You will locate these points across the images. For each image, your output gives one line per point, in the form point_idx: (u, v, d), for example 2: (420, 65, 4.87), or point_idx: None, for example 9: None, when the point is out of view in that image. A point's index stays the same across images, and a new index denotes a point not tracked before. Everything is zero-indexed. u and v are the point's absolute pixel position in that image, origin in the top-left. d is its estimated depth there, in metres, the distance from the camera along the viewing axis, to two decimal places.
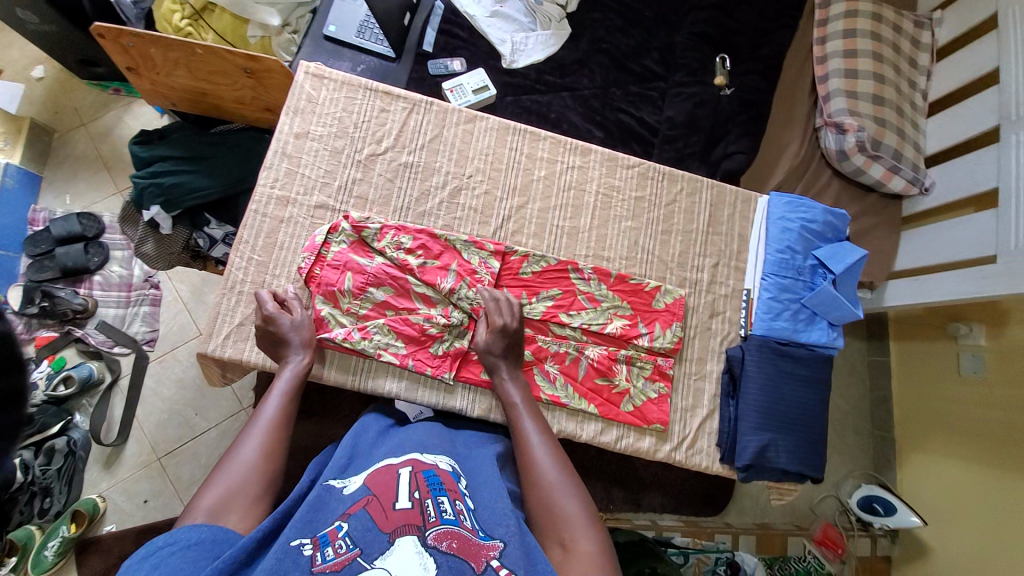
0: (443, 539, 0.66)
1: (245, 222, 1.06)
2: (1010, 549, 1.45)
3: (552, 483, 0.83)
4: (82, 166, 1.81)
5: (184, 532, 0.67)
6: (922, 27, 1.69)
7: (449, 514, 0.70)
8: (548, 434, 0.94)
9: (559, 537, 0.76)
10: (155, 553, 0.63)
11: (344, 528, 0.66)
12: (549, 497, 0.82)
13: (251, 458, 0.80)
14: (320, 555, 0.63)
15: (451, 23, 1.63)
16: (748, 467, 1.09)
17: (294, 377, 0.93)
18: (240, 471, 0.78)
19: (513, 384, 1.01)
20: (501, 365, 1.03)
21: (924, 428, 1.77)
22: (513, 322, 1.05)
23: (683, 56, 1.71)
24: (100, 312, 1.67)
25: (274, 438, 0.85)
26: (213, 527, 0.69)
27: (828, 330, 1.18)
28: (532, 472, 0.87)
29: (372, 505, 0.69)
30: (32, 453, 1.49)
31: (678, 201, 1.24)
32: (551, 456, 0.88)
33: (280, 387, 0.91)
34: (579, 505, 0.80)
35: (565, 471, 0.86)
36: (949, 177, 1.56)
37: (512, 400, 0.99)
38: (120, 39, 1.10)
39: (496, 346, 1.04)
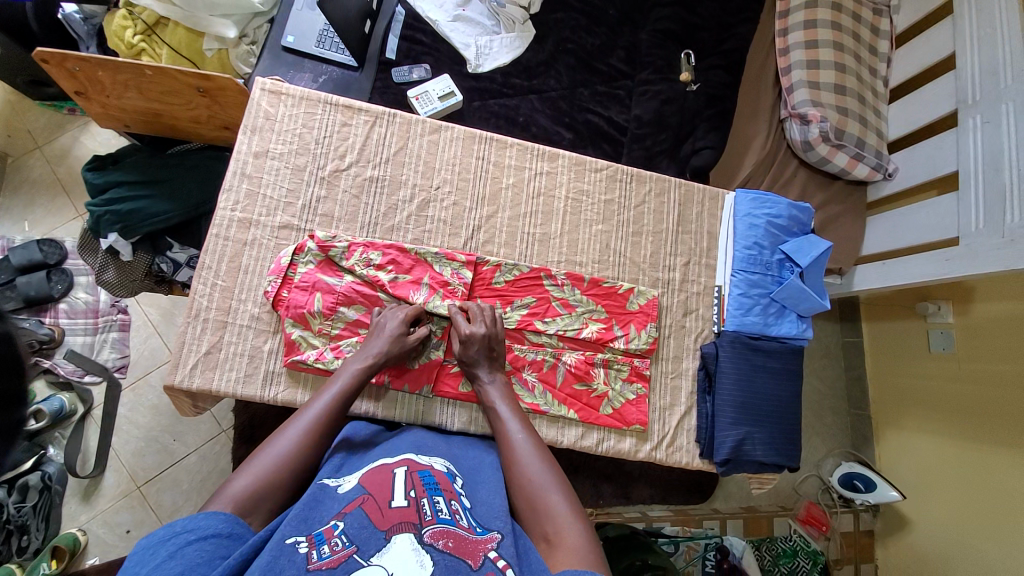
0: (440, 537, 0.66)
1: (206, 247, 1.04)
2: (985, 514, 1.50)
3: (536, 481, 0.83)
4: (39, 190, 1.75)
5: (202, 520, 0.67)
6: (880, 15, 1.72)
7: (445, 513, 0.71)
8: (532, 433, 0.94)
9: (543, 531, 0.76)
10: (173, 538, 0.63)
11: (339, 527, 0.67)
12: (533, 494, 0.81)
13: (287, 453, 0.80)
14: (315, 553, 0.63)
15: (413, 29, 1.61)
16: (726, 462, 1.11)
17: (348, 382, 0.92)
18: (274, 464, 0.78)
19: (495, 387, 1.01)
20: (481, 372, 1.03)
21: (899, 405, 1.82)
22: (485, 330, 1.03)
23: (648, 54, 1.71)
24: (67, 341, 1.61)
25: (317, 437, 0.84)
26: (229, 517, 0.69)
27: (798, 322, 1.20)
28: (516, 472, 0.86)
29: (367, 505, 0.70)
30: (5, 490, 1.44)
31: (647, 202, 1.24)
32: (535, 455, 0.88)
33: (333, 390, 0.91)
34: (563, 502, 0.79)
35: (549, 468, 0.86)
36: (910, 162, 1.59)
37: (495, 403, 0.99)
38: (64, 64, 1.06)
39: (471, 353, 1.03)
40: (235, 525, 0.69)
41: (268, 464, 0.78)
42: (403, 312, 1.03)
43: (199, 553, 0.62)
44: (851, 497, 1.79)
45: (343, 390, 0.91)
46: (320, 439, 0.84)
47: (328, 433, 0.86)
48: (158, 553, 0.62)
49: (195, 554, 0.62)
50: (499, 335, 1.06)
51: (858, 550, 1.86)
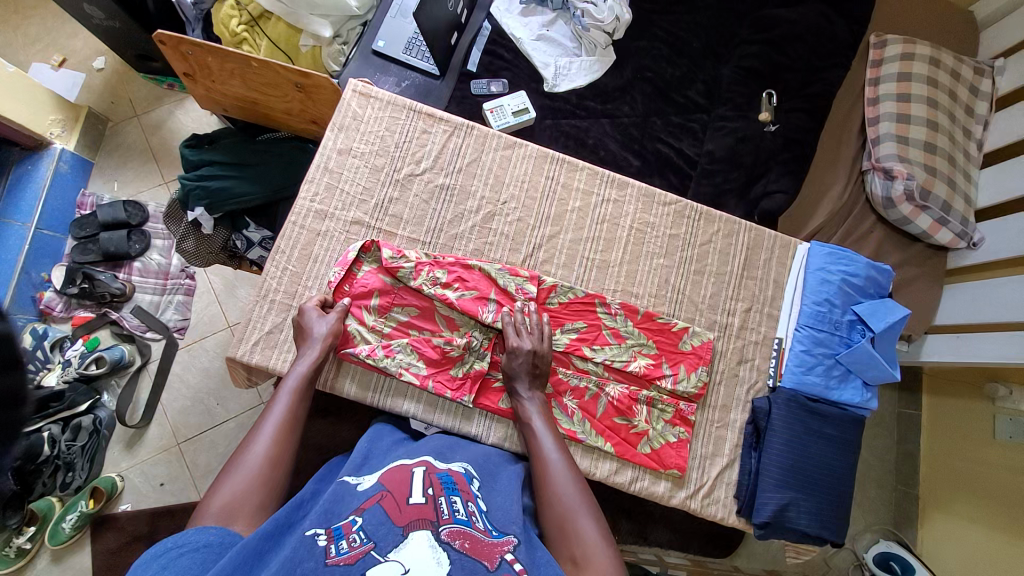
0: (456, 537, 0.67)
1: (283, 232, 1.09)
2: None
3: (567, 503, 0.83)
4: (132, 155, 1.88)
5: (193, 535, 0.68)
6: (982, 75, 1.63)
7: (461, 513, 0.72)
8: (564, 453, 0.94)
9: (570, 553, 0.77)
10: (164, 555, 0.64)
11: (358, 523, 0.67)
12: (564, 516, 0.81)
13: (261, 458, 0.81)
14: (334, 547, 0.64)
15: (497, 44, 1.64)
16: (766, 525, 1.06)
17: (303, 377, 0.94)
18: (251, 472, 0.79)
19: (533, 404, 1.01)
20: (521, 387, 1.02)
21: (951, 489, 1.69)
22: (532, 347, 1.03)
23: (728, 91, 1.68)
24: (136, 297, 1.73)
25: (285, 436, 0.86)
26: (220, 530, 0.70)
27: (862, 390, 1.13)
28: (546, 491, 0.86)
29: (386, 502, 0.71)
30: (59, 428, 1.54)
31: (714, 241, 1.21)
32: (566, 475, 0.88)
33: (289, 389, 0.91)
34: (594, 527, 0.80)
35: (583, 493, 0.85)
36: (1000, 233, 1.50)
37: (530, 420, 0.99)
38: (180, 47, 1.14)
39: (520, 370, 1.03)
40: (225, 535, 0.69)
41: (247, 475, 0.79)
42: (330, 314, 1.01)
43: (189, 563, 0.63)
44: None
45: (292, 391, 0.92)
46: (288, 437, 0.85)
47: (295, 429, 0.87)
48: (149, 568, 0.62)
49: (185, 564, 0.63)
50: (545, 355, 1.05)
51: None
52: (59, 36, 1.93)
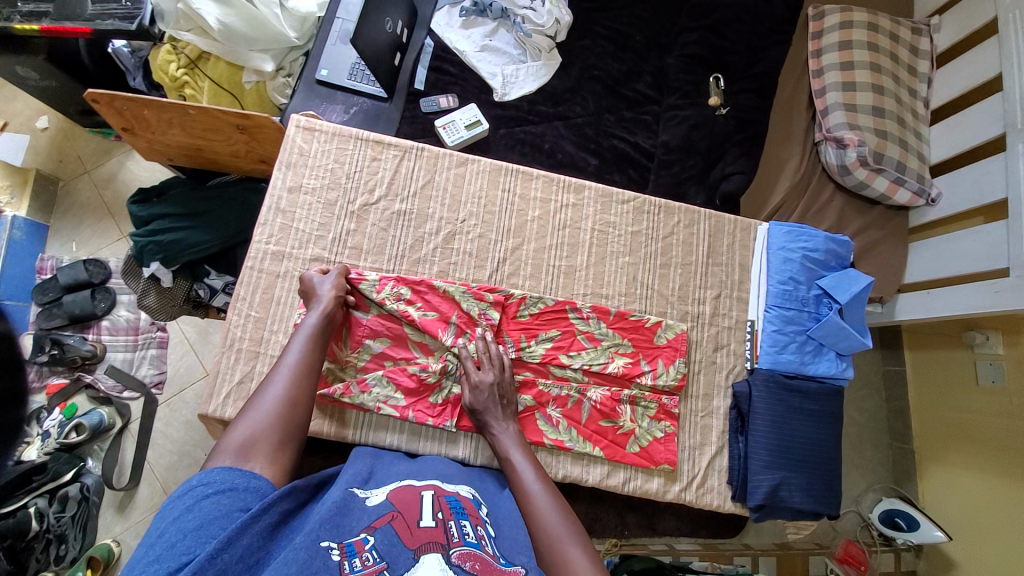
0: (466, 559, 0.68)
1: (241, 278, 1.07)
2: None
3: (552, 530, 0.82)
4: (87, 213, 1.84)
5: (217, 475, 0.70)
6: (920, 34, 1.67)
7: (471, 536, 0.73)
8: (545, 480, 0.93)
9: None
10: (191, 492, 0.66)
11: (370, 541, 0.66)
12: (553, 547, 0.80)
13: (278, 399, 0.83)
14: (348, 564, 0.62)
15: (441, 60, 1.64)
16: (761, 508, 1.07)
17: (317, 324, 0.95)
18: (268, 412, 0.81)
19: (508, 436, 1.00)
20: (492, 420, 1.01)
21: (943, 440, 1.72)
22: (494, 377, 1.03)
23: (676, 79, 1.69)
24: (109, 357, 1.69)
25: (301, 381, 0.87)
26: (242, 471, 0.72)
27: (837, 361, 1.15)
28: (533, 523, 0.85)
29: (397, 521, 0.70)
30: (46, 500, 1.47)
31: (675, 233, 1.22)
32: (551, 504, 0.87)
33: (304, 333, 0.93)
34: (582, 554, 0.79)
35: (568, 518, 0.85)
36: (955, 187, 1.54)
37: (507, 452, 0.97)
38: (114, 103, 1.12)
39: (480, 401, 1.01)
40: (253, 479, 0.72)
41: (264, 411, 0.80)
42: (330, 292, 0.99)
43: (218, 508, 0.65)
44: (892, 535, 1.69)
45: (309, 337, 0.93)
46: (305, 381, 0.86)
47: (312, 375, 0.88)
48: (177, 505, 0.65)
49: (211, 508, 0.65)
50: (508, 383, 1.05)
51: None
52: None
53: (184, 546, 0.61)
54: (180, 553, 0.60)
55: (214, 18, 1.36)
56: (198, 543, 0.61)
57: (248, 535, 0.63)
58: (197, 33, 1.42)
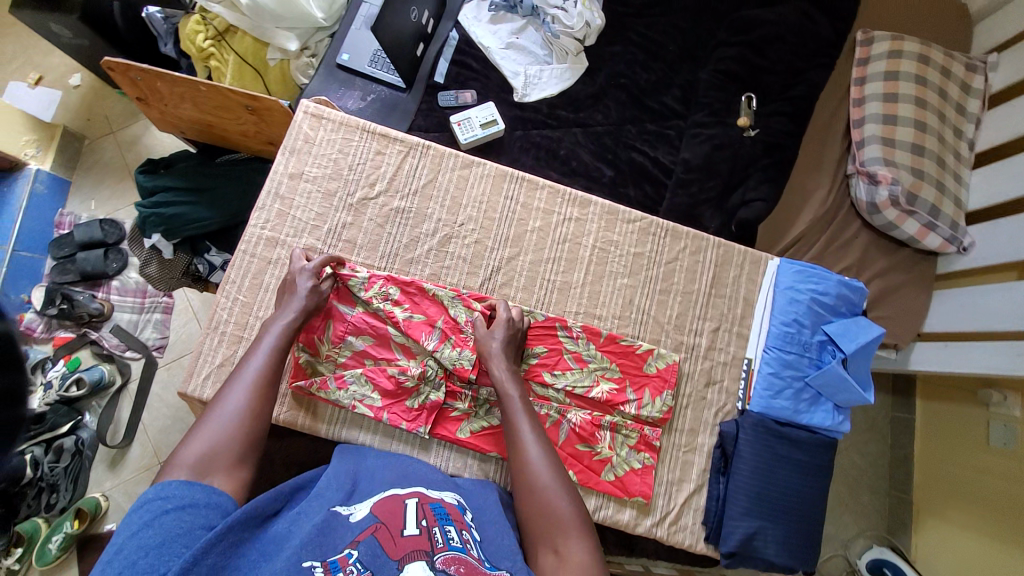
0: (451, 563, 0.66)
1: (233, 262, 1.07)
2: None
3: (541, 483, 0.82)
4: (108, 173, 1.84)
5: (177, 490, 0.68)
6: (974, 70, 1.56)
7: (456, 541, 0.71)
8: (539, 426, 0.91)
9: (553, 544, 0.76)
10: (150, 508, 0.65)
11: (354, 555, 0.66)
12: (543, 503, 0.80)
13: (237, 413, 0.80)
14: None
15: (465, 54, 1.60)
16: (732, 554, 1.03)
17: (281, 335, 0.92)
18: (226, 426, 0.78)
19: (509, 379, 0.96)
20: (498, 363, 0.98)
21: (941, 495, 1.64)
22: (514, 319, 1.04)
23: (705, 96, 1.63)
24: (115, 316, 1.72)
25: (263, 393, 0.83)
26: (201, 488, 0.70)
27: (833, 413, 1.09)
28: (526, 475, 0.84)
29: (380, 533, 0.70)
30: (42, 450, 1.54)
31: (680, 259, 1.17)
32: (543, 458, 0.85)
33: (266, 344, 0.90)
34: (569, 506, 0.80)
35: (558, 473, 0.84)
36: (990, 238, 1.45)
37: (507, 392, 0.95)
38: (128, 73, 1.13)
39: (499, 335, 1.01)
40: (214, 495, 0.70)
41: (221, 425, 0.78)
42: (312, 264, 1.01)
43: (178, 523, 0.64)
44: None
45: (274, 348, 0.90)
46: (267, 393, 0.83)
47: (275, 387, 0.85)
48: (135, 520, 0.64)
49: (171, 525, 0.64)
50: (522, 334, 1.05)
51: None
52: (33, 53, 1.88)
53: (148, 565, 0.60)
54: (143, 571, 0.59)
55: None
56: (163, 563, 0.61)
57: (213, 554, 0.63)
58: (227, 6, 1.42)
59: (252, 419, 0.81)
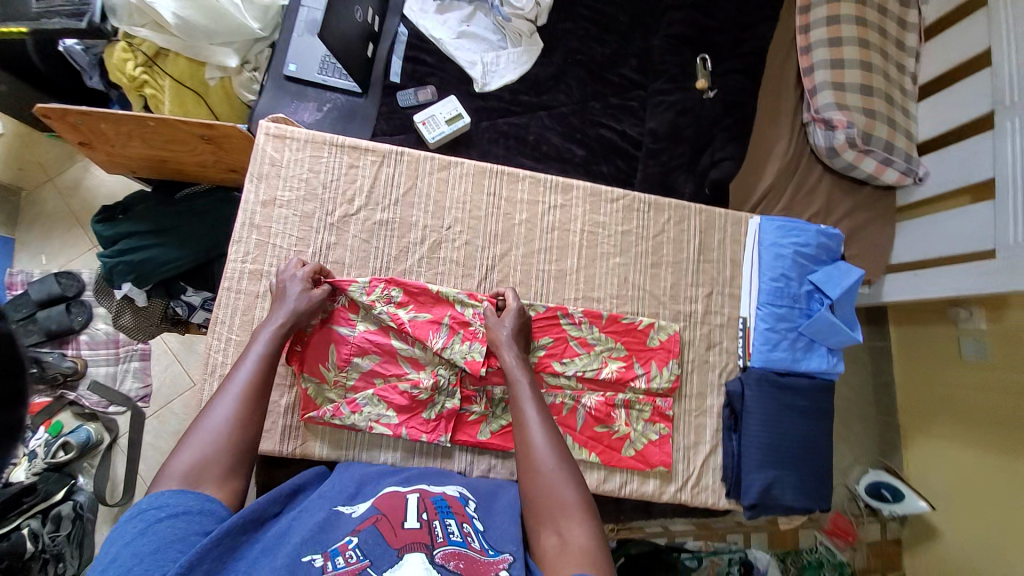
0: (451, 558, 0.66)
1: (219, 301, 1.04)
2: (1010, 530, 1.45)
3: (546, 468, 0.81)
4: (55, 223, 1.72)
5: (172, 497, 0.68)
6: (908, 6, 1.62)
7: (456, 535, 0.71)
8: (547, 414, 0.90)
9: (556, 526, 0.74)
10: (145, 514, 0.65)
11: (354, 541, 0.68)
12: (547, 486, 0.79)
13: (227, 421, 0.78)
14: (331, 564, 0.64)
15: (417, 49, 1.55)
16: (754, 506, 1.08)
17: (272, 341, 0.90)
18: (214, 434, 0.76)
19: (518, 364, 0.97)
20: (510, 350, 0.99)
21: (925, 411, 1.76)
22: (519, 311, 1.04)
23: (661, 62, 1.63)
24: (90, 372, 1.60)
25: (253, 400, 0.81)
26: (197, 496, 0.69)
27: (828, 356, 1.15)
28: (530, 459, 0.83)
29: (381, 524, 0.71)
30: (38, 521, 1.41)
31: (667, 231, 1.19)
32: (548, 442, 0.84)
33: (258, 349, 0.88)
34: (575, 495, 0.78)
35: (563, 457, 0.82)
36: (942, 165, 1.52)
37: (517, 379, 0.94)
38: (69, 118, 1.07)
39: (512, 325, 1.03)
40: (209, 501, 0.70)
41: (210, 434, 0.76)
42: (301, 271, 1.00)
43: (171, 532, 0.64)
44: (878, 505, 1.73)
45: (263, 354, 0.88)
46: (257, 400, 0.81)
47: (265, 394, 0.83)
48: (129, 527, 0.64)
49: (166, 531, 0.64)
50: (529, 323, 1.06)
51: (886, 558, 1.78)
52: None
53: (144, 569, 0.60)
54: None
55: (171, 11, 1.27)
56: (159, 566, 0.61)
57: (209, 560, 0.63)
58: (152, 28, 1.32)
59: (241, 428, 0.79)
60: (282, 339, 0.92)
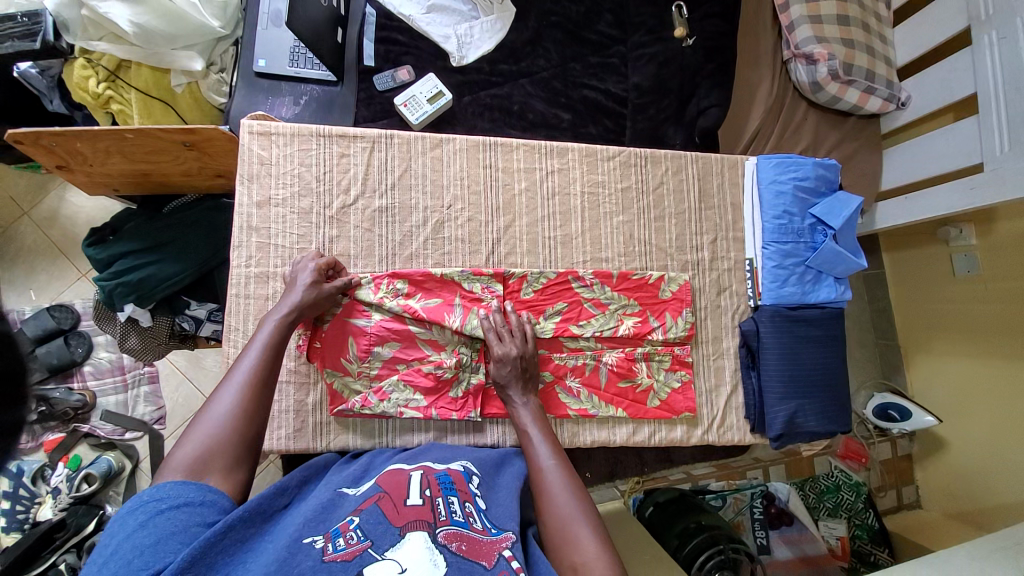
0: (453, 539, 0.66)
1: (229, 309, 1.03)
2: (1015, 430, 1.51)
3: (561, 511, 0.78)
4: (39, 258, 1.67)
5: (173, 489, 0.67)
6: None
7: (458, 514, 0.71)
8: (561, 459, 0.88)
9: (571, 562, 0.72)
10: (143, 507, 0.64)
11: (355, 521, 0.67)
12: (563, 525, 0.76)
13: (230, 414, 0.76)
14: (331, 545, 0.63)
15: (388, 29, 1.50)
16: (781, 436, 1.12)
17: (275, 334, 0.88)
18: (217, 427, 0.74)
19: (527, 410, 0.97)
20: (515, 394, 0.99)
21: (924, 329, 1.81)
22: (518, 350, 1.01)
23: (637, 14, 1.61)
24: (100, 402, 1.56)
25: (256, 393, 0.79)
26: (200, 486, 0.68)
27: (836, 285, 1.18)
28: (544, 500, 0.81)
29: (383, 501, 0.70)
30: (75, 554, 1.38)
31: (666, 182, 1.20)
32: (564, 483, 0.82)
33: (262, 340, 0.86)
34: (593, 535, 0.75)
35: (579, 496, 0.80)
36: (924, 88, 1.52)
37: (525, 425, 0.95)
38: (40, 141, 1.02)
39: (505, 375, 1.00)
40: (208, 492, 0.68)
41: (215, 427, 0.74)
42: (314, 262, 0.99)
43: (171, 525, 0.62)
44: (887, 426, 1.77)
45: (267, 345, 0.86)
46: (260, 392, 0.80)
47: (268, 385, 0.81)
48: (129, 520, 0.62)
49: (166, 524, 0.62)
50: (531, 356, 1.03)
51: (899, 475, 1.84)
52: None
53: (143, 563, 0.58)
54: (137, 569, 0.58)
55: (128, 19, 1.20)
56: (160, 558, 0.59)
57: (211, 554, 0.61)
58: (111, 40, 1.26)
59: (246, 420, 0.77)
60: (287, 329, 0.90)
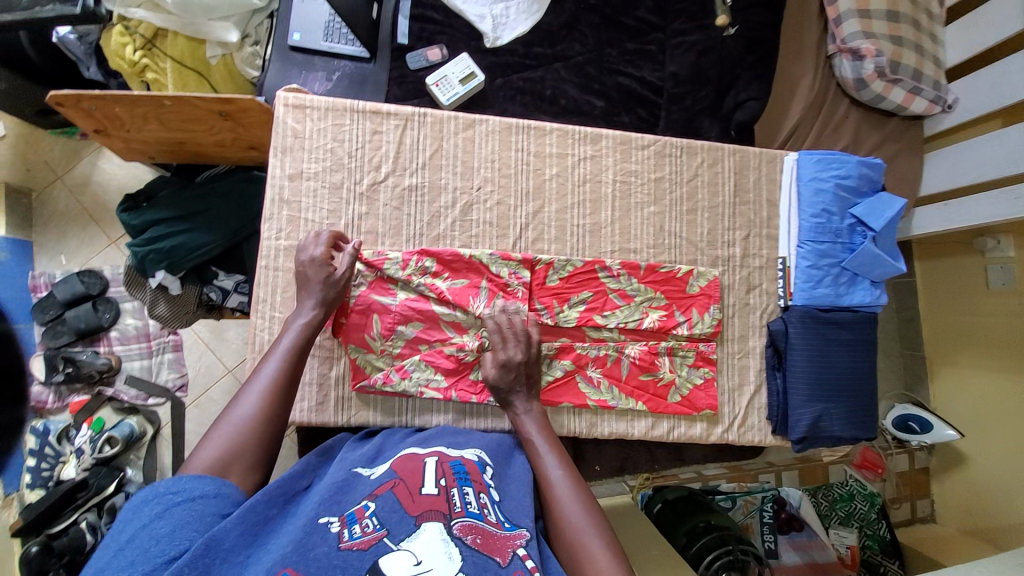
0: (468, 531, 0.66)
1: (258, 280, 1.03)
2: None
3: (571, 525, 0.78)
4: (69, 222, 1.70)
5: (190, 482, 0.68)
6: None
7: (473, 506, 0.70)
8: (568, 466, 0.87)
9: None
10: (157, 499, 0.65)
11: (370, 508, 0.67)
12: (573, 539, 0.76)
13: (252, 416, 0.77)
14: (347, 532, 0.63)
15: (423, 6, 1.48)
16: (803, 439, 1.10)
17: (297, 340, 0.88)
18: (238, 429, 0.75)
19: (530, 418, 0.95)
20: (516, 401, 0.96)
21: (953, 341, 1.75)
22: (521, 355, 0.98)
23: (678, 1, 1.56)
24: (125, 367, 1.58)
25: (276, 398, 0.80)
26: (217, 481, 0.69)
27: (871, 288, 1.15)
28: (552, 511, 0.81)
29: (398, 488, 0.70)
30: (95, 514, 1.45)
31: (700, 174, 1.17)
32: (572, 494, 0.81)
33: (285, 346, 0.87)
34: (604, 546, 0.75)
35: (589, 507, 0.80)
36: (973, 91, 1.45)
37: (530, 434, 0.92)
38: (81, 104, 1.04)
39: (503, 381, 0.97)
40: (223, 486, 0.69)
41: (237, 428, 0.75)
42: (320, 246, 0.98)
43: (184, 517, 0.64)
44: (906, 438, 1.72)
45: (289, 352, 0.86)
46: (281, 397, 0.81)
47: (288, 394, 0.82)
48: (145, 510, 0.64)
49: (181, 516, 0.64)
50: (535, 363, 1.00)
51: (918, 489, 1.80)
52: None
53: (160, 550, 0.60)
54: (153, 557, 0.60)
55: None
56: (176, 545, 0.61)
57: (235, 535, 0.63)
58: (149, 8, 1.26)
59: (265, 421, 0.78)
60: (309, 334, 0.91)
